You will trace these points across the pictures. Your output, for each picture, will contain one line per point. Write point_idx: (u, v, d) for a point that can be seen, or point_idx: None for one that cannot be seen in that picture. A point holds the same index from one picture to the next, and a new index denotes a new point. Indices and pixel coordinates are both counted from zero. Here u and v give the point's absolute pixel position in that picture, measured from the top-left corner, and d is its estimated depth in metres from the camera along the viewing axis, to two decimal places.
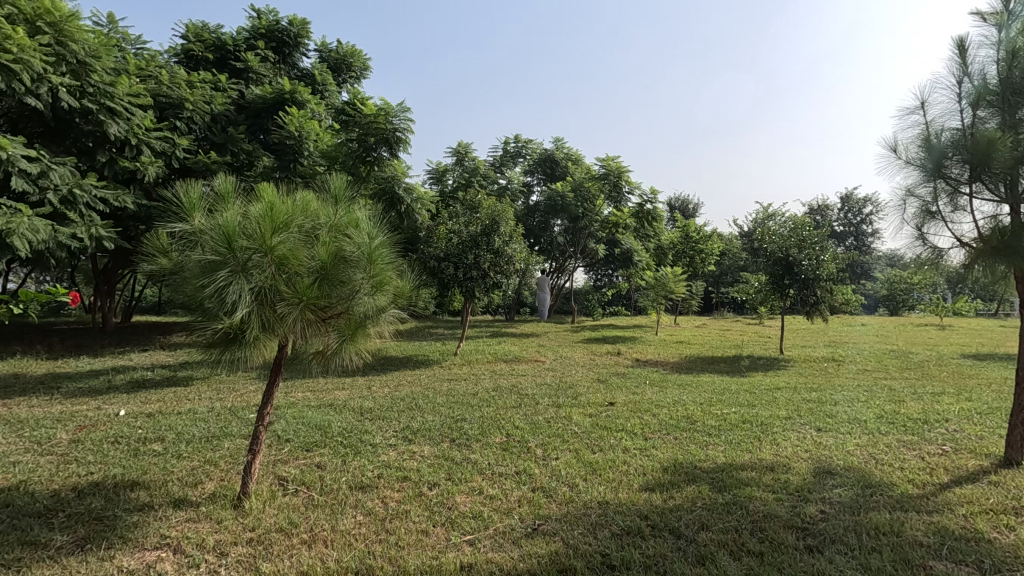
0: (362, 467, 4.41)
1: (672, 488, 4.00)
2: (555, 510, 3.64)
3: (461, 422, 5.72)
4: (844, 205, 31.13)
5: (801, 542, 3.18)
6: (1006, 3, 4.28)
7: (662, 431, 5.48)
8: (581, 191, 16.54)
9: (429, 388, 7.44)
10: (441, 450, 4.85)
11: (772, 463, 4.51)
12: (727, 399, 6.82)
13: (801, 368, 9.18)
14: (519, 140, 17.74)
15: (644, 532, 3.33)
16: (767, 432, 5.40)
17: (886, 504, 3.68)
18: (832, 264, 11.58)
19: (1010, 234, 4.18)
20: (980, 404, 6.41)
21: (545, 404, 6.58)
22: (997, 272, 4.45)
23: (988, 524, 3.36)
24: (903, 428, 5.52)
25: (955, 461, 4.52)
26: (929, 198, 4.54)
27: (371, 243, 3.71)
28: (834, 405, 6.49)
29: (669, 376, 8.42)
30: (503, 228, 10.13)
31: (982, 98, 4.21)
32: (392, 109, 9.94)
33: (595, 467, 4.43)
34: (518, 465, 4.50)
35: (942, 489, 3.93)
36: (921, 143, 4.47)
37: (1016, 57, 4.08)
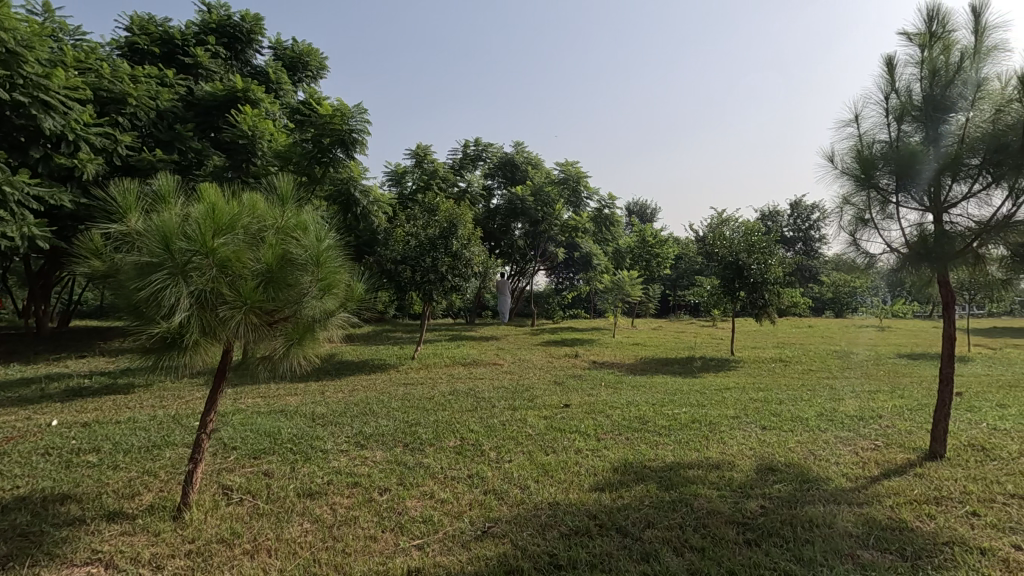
0: (311, 473, 4.32)
1: (621, 487, 4.08)
2: (505, 513, 3.65)
3: (415, 427, 5.67)
4: (793, 211, 32.43)
5: (741, 536, 3.30)
6: (928, 25, 4.58)
7: (614, 431, 5.59)
8: (541, 196, 16.81)
9: (385, 392, 7.35)
10: (393, 455, 4.81)
11: (718, 461, 4.65)
12: (679, 400, 7.02)
13: (749, 369, 9.51)
14: (479, 142, 17.73)
15: (593, 532, 3.39)
16: (714, 431, 5.58)
17: (821, 498, 3.85)
18: (779, 268, 12.04)
19: (934, 241, 4.47)
20: (911, 401, 6.79)
21: (501, 407, 6.60)
22: (923, 276, 4.73)
23: (912, 514, 3.57)
24: (840, 425, 5.80)
25: (886, 455, 4.77)
26: (863, 206, 4.82)
27: (320, 245, 3.65)
28: (778, 404, 6.74)
29: (624, 377, 8.57)
30: (461, 231, 10.09)
31: (907, 112, 4.50)
32: (348, 109, 9.80)
33: (547, 468, 4.48)
34: (471, 468, 4.50)
35: (873, 482, 4.15)
36: (854, 154, 4.75)
37: (936, 75, 4.37)
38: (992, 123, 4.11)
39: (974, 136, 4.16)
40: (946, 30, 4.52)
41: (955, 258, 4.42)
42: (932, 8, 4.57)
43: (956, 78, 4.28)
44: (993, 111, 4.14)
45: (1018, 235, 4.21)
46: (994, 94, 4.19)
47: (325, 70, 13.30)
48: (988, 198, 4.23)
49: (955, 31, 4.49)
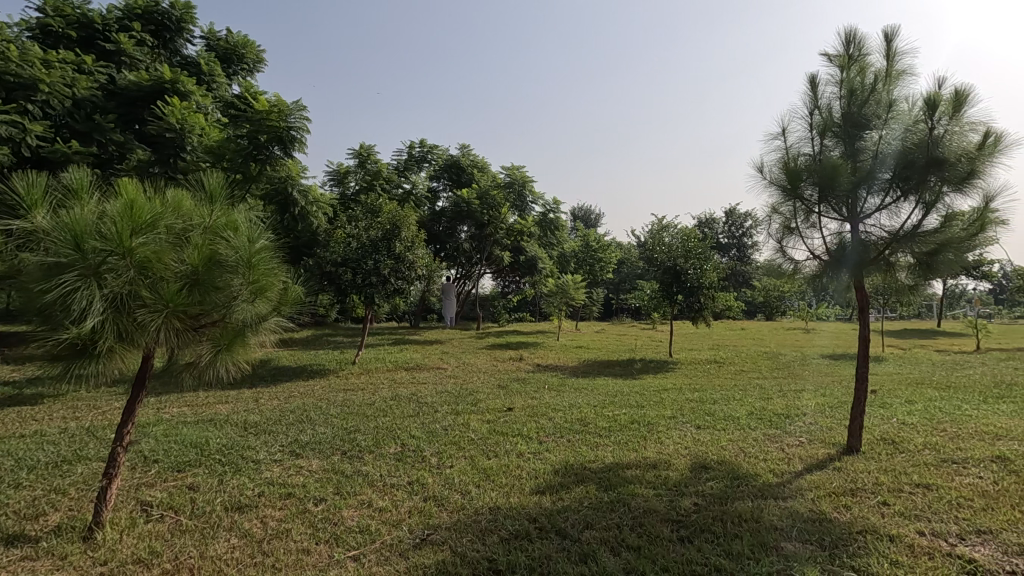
0: (240, 486, 4.11)
1: (561, 489, 4.12)
2: (445, 519, 3.61)
3: (354, 434, 5.51)
4: (728, 219, 33.97)
5: (675, 533, 3.40)
6: (846, 47, 4.90)
7: (555, 434, 5.65)
8: (486, 199, 16.73)
9: (323, 399, 7.12)
10: (331, 464, 4.65)
11: (655, 461, 4.79)
12: (619, 401, 7.18)
13: (686, 370, 9.86)
14: (424, 144, 17.57)
15: (532, 535, 3.41)
16: (651, 431, 5.74)
17: (750, 493, 4.03)
18: (714, 274, 12.57)
19: (851, 248, 4.78)
20: (831, 399, 7.24)
21: (444, 412, 6.53)
22: (842, 282, 5.05)
23: (831, 505, 3.80)
24: (768, 423, 6.10)
25: (809, 450, 5.06)
26: (790, 215, 5.10)
27: (251, 246, 3.50)
28: (712, 404, 7.03)
29: (567, 380, 8.68)
30: (405, 233, 9.92)
31: (828, 128, 4.80)
32: (286, 107, 9.42)
33: (489, 473, 4.47)
34: (412, 474, 4.42)
35: (796, 476, 4.39)
36: (781, 166, 5.01)
37: (853, 95, 4.68)
38: (902, 140, 4.45)
39: (886, 152, 4.49)
40: (861, 53, 4.85)
41: (869, 266, 4.75)
42: (849, 33, 4.90)
43: (870, 97, 4.60)
44: (902, 130, 4.49)
45: (923, 245, 4.58)
46: (903, 115, 4.54)
47: (262, 63, 12.78)
48: (897, 210, 4.57)
49: (870, 54, 4.84)
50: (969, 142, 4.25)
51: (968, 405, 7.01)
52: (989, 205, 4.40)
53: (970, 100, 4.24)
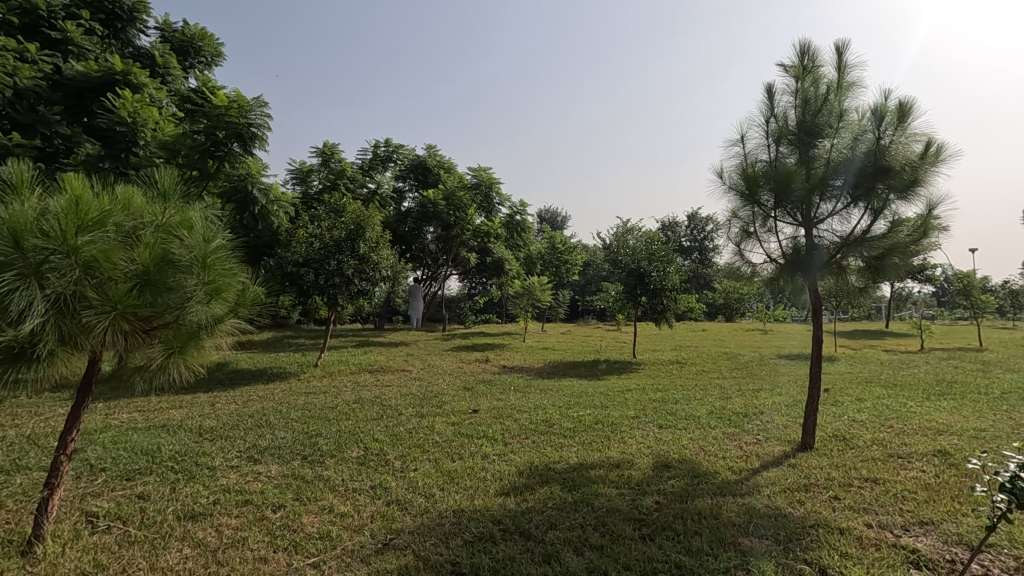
0: (194, 494, 3.97)
1: (526, 490, 4.13)
2: (408, 523, 3.56)
3: (315, 438, 5.40)
4: (690, 222, 34.75)
5: (637, 532, 3.45)
6: (801, 58, 5.08)
7: (520, 435, 5.66)
8: (453, 200, 16.59)
9: (283, 403, 6.94)
10: (290, 469, 4.53)
11: (618, 460, 4.85)
12: (584, 402, 7.25)
13: (649, 370, 10.04)
14: (390, 143, 17.32)
15: (496, 536, 3.40)
16: (615, 431, 5.81)
17: (709, 491, 4.13)
18: (676, 276, 12.83)
19: (805, 252, 4.97)
20: (787, 397, 7.49)
21: (408, 415, 6.46)
22: (797, 284, 5.23)
23: (786, 501, 3.92)
24: (728, 421, 6.26)
25: (766, 448, 5.21)
26: (748, 220, 5.26)
27: (207, 245, 3.37)
28: (674, 403, 7.17)
29: (533, 381, 8.71)
30: (369, 234, 9.76)
31: (783, 136, 4.97)
32: (246, 103, 9.18)
33: (453, 475, 4.44)
34: (374, 479, 4.36)
35: (754, 473, 4.51)
36: (740, 171, 5.16)
37: (807, 104, 4.87)
38: (851, 149, 4.64)
39: (837, 159, 4.68)
40: (815, 64, 5.04)
41: (821, 269, 4.94)
42: (804, 45, 5.09)
43: (822, 107, 4.80)
44: (852, 139, 4.69)
45: (871, 249, 4.79)
46: (852, 124, 4.74)
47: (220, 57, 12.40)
48: (848, 215, 4.77)
49: (822, 66, 5.03)
50: (912, 151, 4.47)
51: (913, 402, 7.36)
52: (931, 212, 4.64)
53: (914, 112, 4.46)
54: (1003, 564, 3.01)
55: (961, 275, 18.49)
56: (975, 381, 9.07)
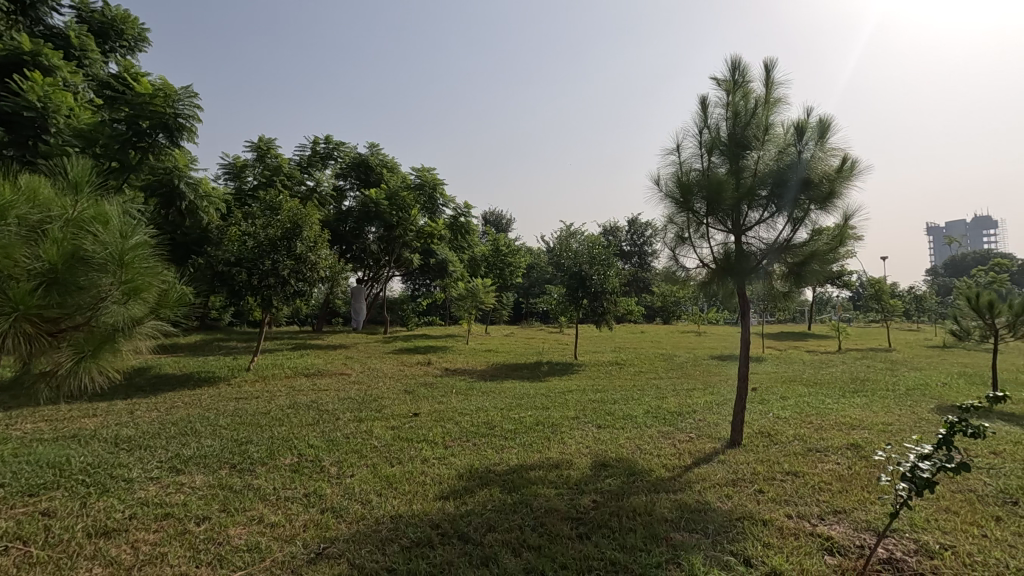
0: (108, 509, 3.69)
1: (465, 494, 4.11)
2: (343, 531, 3.46)
3: (246, 445, 5.15)
4: (631, 228, 35.77)
5: (574, 531, 3.51)
6: (732, 73, 5.34)
7: (461, 438, 5.63)
8: (395, 200, 16.36)
9: (211, 409, 6.59)
10: (217, 479, 4.31)
11: (557, 461, 4.92)
12: (525, 403, 7.31)
13: (589, 371, 10.25)
14: (330, 140, 16.88)
15: (434, 541, 3.37)
16: (555, 432, 5.89)
17: (644, 488, 4.25)
18: (616, 280, 13.17)
19: (735, 258, 5.24)
20: (718, 397, 7.83)
21: (346, 419, 6.28)
22: (727, 288, 5.50)
23: (715, 496, 4.10)
24: (663, 421, 6.47)
25: (697, 445, 5.44)
26: (683, 226, 5.48)
27: (125, 242, 3.09)
28: (613, 404, 7.36)
29: (475, 383, 8.69)
30: (307, 233, 9.44)
31: (715, 146, 5.22)
32: (174, 92, 8.65)
33: (392, 480, 4.36)
34: (309, 486, 4.21)
35: (686, 470, 4.69)
36: (675, 179, 5.37)
37: (737, 117, 5.13)
38: (776, 161, 4.93)
39: (763, 171, 4.96)
40: (745, 79, 5.31)
41: (749, 274, 5.22)
42: (735, 60, 5.35)
43: (751, 121, 5.06)
44: (777, 152, 4.98)
45: (793, 256, 5.12)
46: (778, 138, 5.04)
47: (145, 43, 11.68)
48: (773, 224, 5.06)
49: (751, 81, 5.31)
50: (830, 166, 4.81)
51: (830, 399, 7.88)
52: (847, 222, 4.99)
53: (832, 129, 4.79)
54: (905, 548, 3.27)
55: (873, 281, 19.99)
56: (884, 379, 9.82)
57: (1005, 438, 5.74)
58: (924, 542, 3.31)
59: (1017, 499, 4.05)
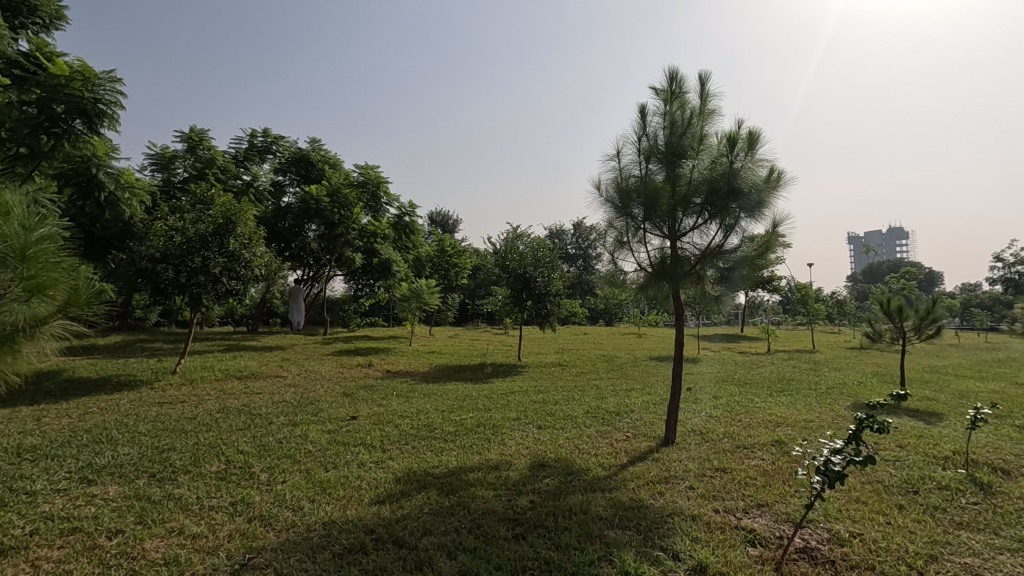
0: (4, 525, 3.38)
1: (402, 497, 4.05)
2: (271, 540, 3.33)
3: (168, 453, 4.87)
4: (576, 231, 36.38)
5: (510, 531, 3.53)
6: (670, 84, 5.52)
7: (400, 441, 5.53)
8: (337, 197, 16.00)
9: (131, 414, 6.19)
10: (134, 489, 4.04)
11: (497, 462, 4.92)
12: (467, 405, 7.29)
13: (532, 373, 10.35)
14: (269, 134, 16.24)
15: (368, 547, 3.29)
16: (496, 433, 5.90)
17: (581, 487, 4.33)
18: (560, 282, 13.37)
19: (670, 262, 5.44)
20: (655, 396, 8.09)
21: (279, 424, 6.04)
22: (663, 292, 5.68)
23: (648, 493, 4.23)
24: (602, 420, 6.61)
25: (633, 444, 5.60)
26: (622, 231, 5.62)
27: (28, 236, 2.86)
28: (554, 404, 7.45)
29: (416, 385, 8.58)
30: (240, 229, 9.02)
31: (653, 154, 5.38)
32: (95, 77, 8.06)
33: (326, 486, 4.23)
34: (236, 494, 4.02)
35: (622, 468, 4.81)
36: (615, 185, 5.50)
37: (674, 127, 5.31)
38: (710, 171, 5.15)
39: (697, 179, 5.17)
40: (682, 89, 5.50)
41: (683, 278, 5.43)
42: (672, 71, 5.54)
43: (686, 130, 5.26)
44: (710, 161, 5.20)
45: (724, 262, 5.36)
46: (711, 148, 5.26)
47: (62, 21, 10.84)
48: (706, 230, 5.29)
49: (688, 92, 5.51)
50: (759, 176, 5.07)
51: (759, 398, 8.29)
52: (774, 229, 5.27)
53: (761, 141, 5.05)
54: (819, 537, 3.48)
55: (799, 287, 21.19)
56: (807, 379, 10.44)
57: (910, 431, 6.23)
58: (836, 531, 3.54)
59: (918, 488, 4.41)
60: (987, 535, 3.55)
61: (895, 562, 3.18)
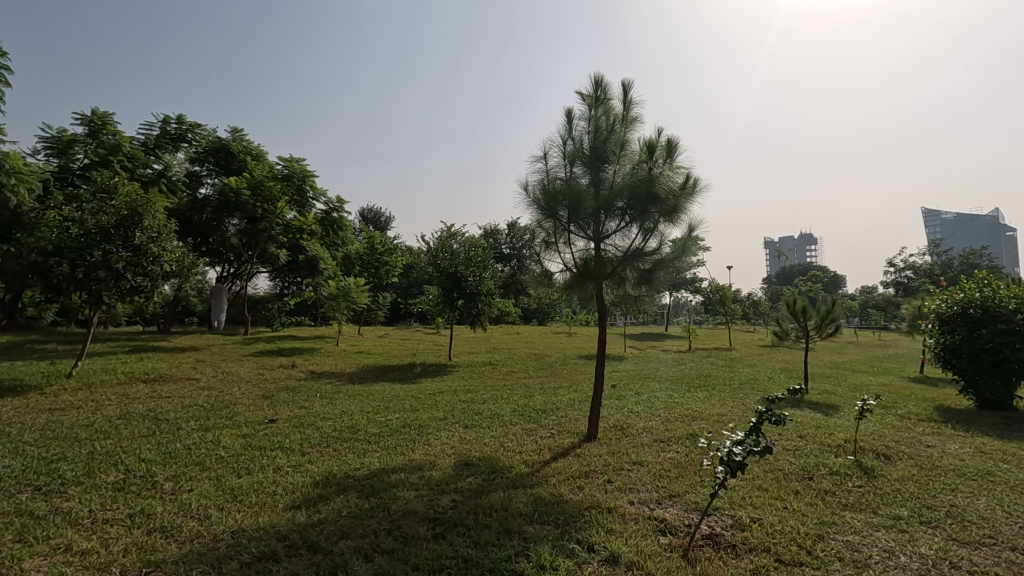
0: None
1: (319, 501, 3.93)
2: (172, 552, 3.13)
3: (58, 463, 4.47)
4: (510, 231, 36.67)
5: (430, 531, 3.51)
6: (595, 89, 5.67)
7: (320, 444, 5.36)
8: (259, 191, 15.09)
9: (16, 423, 5.63)
10: (15, 504, 3.68)
11: (420, 462, 4.88)
12: (393, 406, 7.17)
13: (462, 372, 10.34)
14: (183, 120, 15.26)
15: (279, 554, 3.16)
16: (421, 434, 5.85)
17: (504, 485, 4.38)
18: (491, 282, 13.40)
19: (594, 264, 5.62)
20: (581, 394, 8.29)
21: (189, 429, 5.69)
22: (587, 293, 5.84)
23: (568, 488, 4.34)
24: (528, 418, 6.70)
25: (557, 441, 5.72)
26: (548, 232, 5.73)
27: None
28: (481, 403, 7.48)
29: (341, 386, 8.37)
30: (148, 222, 8.37)
31: (578, 157, 5.53)
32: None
33: (237, 493, 4.03)
34: (135, 506, 3.74)
35: (544, 465, 4.91)
36: (542, 186, 5.60)
37: (598, 132, 5.49)
38: (631, 176, 5.36)
39: (619, 184, 5.36)
40: (606, 95, 5.66)
41: (605, 278, 5.64)
42: (597, 78, 5.70)
43: (609, 136, 5.45)
44: (631, 167, 5.40)
45: (643, 263, 5.60)
46: (632, 155, 5.46)
47: None
48: (627, 233, 5.48)
49: (612, 98, 5.69)
50: (676, 182, 5.32)
51: (677, 394, 8.70)
52: (689, 233, 5.55)
53: (678, 149, 5.31)
54: (724, 523, 3.71)
55: (718, 289, 22.40)
56: (723, 375, 11.06)
57: (809, 423, 6.75)
58: (738, 517, 3.78)
59: (812, 474, 4.79)
60: (868, 514, 3.91)
61: (787, 543, 3.44)
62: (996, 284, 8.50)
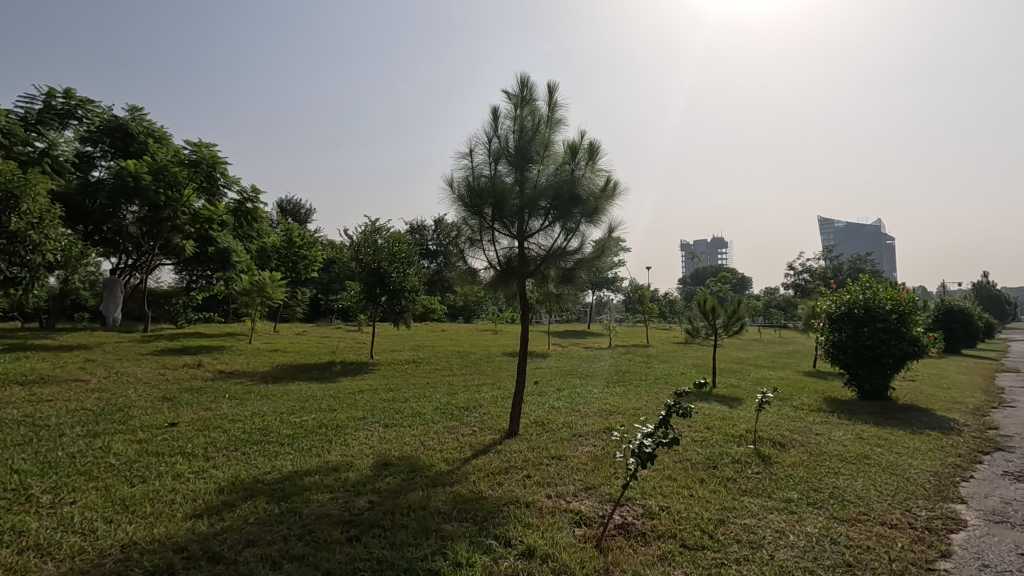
0: None
1: (224, 508, 3.70)
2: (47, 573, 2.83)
3: None
4: (437, 228, 36.24)
5: (344, 534, 3.40)
6: (521, 89, 5.73)
7: (228, 447, 5.05)
8: (162, 176, 13.81)
9: None
10: None
11: (336, 463, 4.72)
12: (309, 406, 6.88)
13: (384, 370, 10.12)
14: (72, 94, 13.82)
15: (176, 567, 2.95)
16: (338, 434, 5.67)
17: (423, 483, 4.32)
18: (416, 279, 13.18)
19: (518, 262, 5.68)
20: (504, 391, 8.36)
21: (73, 436, 5.15)
22: (511, 291, 5.90)
23: (487, 484, 4.36)
24: (450, 416, 6.66)
25: (479, 438, 5.73)
26: (473, 229, 5.73)
27: None
28: (403, 402, 7.36)
29: (252, 386, 7.92)
30: (26, 205, 7.49)
31: (502, 156, 5.55)
32: None
33: (129, 503, 3.71)
34: (3, 523, 3.34)
35: (464, 462, 4.90)
36: (467, 183, 5.58)
37: (522, 131, 5.55)
38: (554, 176, 5.46)
39: (543, 183, 5.44)
40: (532, 95, 5.73)
41: (528, 277, 5.72)
42: (524, 78, 5.76)
43: (534, 136, 5.53)
44: (554, 168, 5.50)
45: (565, 262, 5.73)
46: (556, 156, 5.57)
47: None
48: (550, 232, 5.58)
49: (537, 99, 5.77)
50: (596, 184, 5.49)
51: (596, 390, 8.98)
52: (609, 234, 5.74)
53: (599, 152, 5.49)
54: (635, 512, 3.88)
55: (638, 288, 23.36)
56: (640, 371, 11.55)
57: (715, 415, 7.19)
58: (648, 506, 3.96)
59: (717, 463, 5.11)
60: (763, 498, 4.23)
61: (691, 528, 3.65)
62: (876, 287, 9.46)
